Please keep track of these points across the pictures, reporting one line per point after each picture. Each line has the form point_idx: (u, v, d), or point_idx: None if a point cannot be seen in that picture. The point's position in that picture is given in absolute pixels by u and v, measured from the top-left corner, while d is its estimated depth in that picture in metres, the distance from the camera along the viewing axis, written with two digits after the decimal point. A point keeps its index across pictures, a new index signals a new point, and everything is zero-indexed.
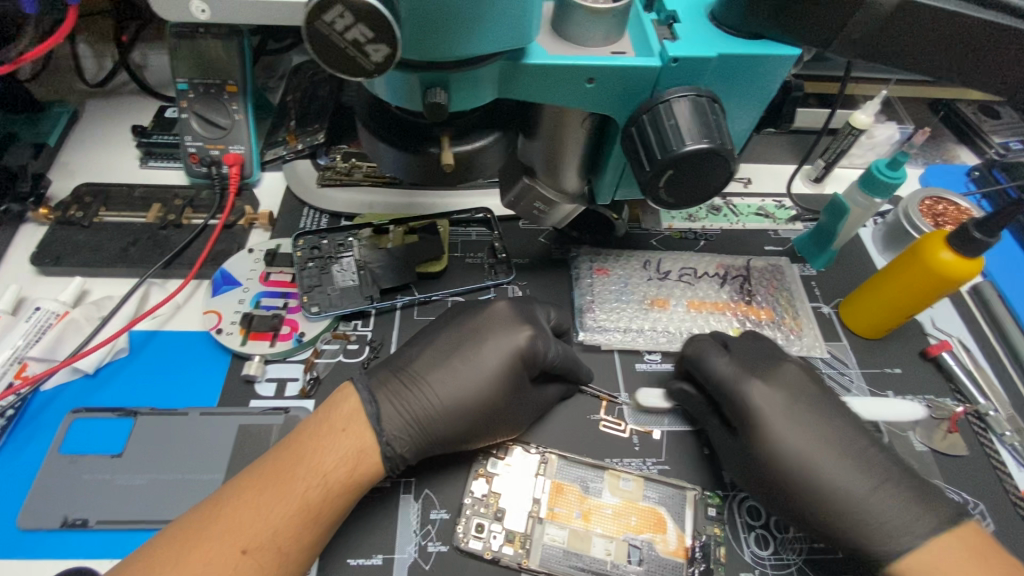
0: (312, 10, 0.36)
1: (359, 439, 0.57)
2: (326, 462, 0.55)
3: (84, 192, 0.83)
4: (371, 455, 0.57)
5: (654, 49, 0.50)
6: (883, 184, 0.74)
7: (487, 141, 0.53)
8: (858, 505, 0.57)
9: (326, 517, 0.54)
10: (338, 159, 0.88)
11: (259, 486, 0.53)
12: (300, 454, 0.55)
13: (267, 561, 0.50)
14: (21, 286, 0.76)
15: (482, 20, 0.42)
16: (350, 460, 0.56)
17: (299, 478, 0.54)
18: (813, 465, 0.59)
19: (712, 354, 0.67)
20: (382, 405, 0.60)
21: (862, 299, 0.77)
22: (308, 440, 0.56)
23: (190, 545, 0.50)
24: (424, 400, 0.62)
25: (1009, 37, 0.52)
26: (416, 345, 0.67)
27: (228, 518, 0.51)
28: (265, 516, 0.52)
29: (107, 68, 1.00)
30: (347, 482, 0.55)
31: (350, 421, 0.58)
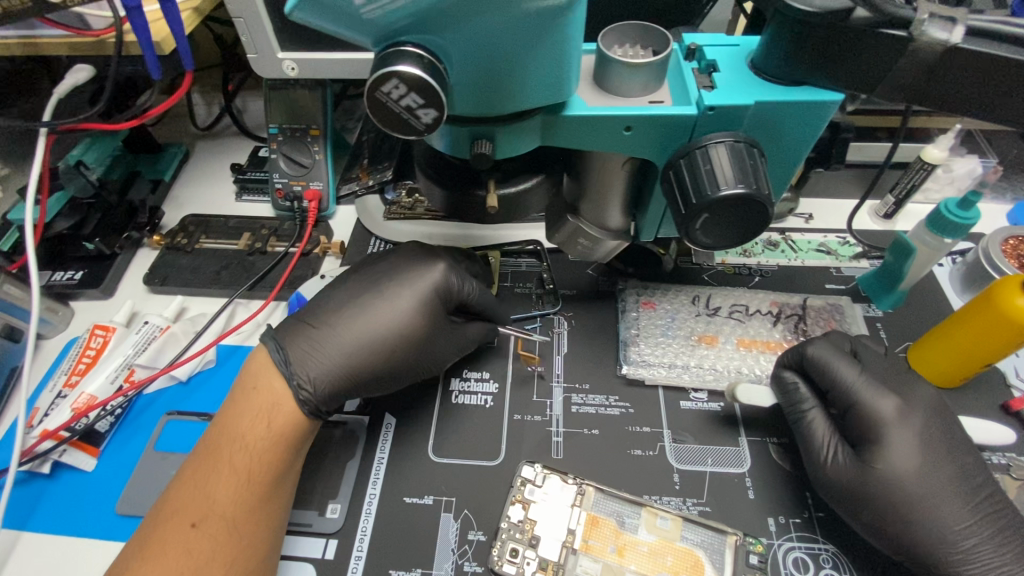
0: (371, 84, 0.41)
1: (266, 395, 0.65)
2: (242, 426, 0.63)
3: (189, 222, 0.96)
4: (283, 407, 0.65)
5: (691, 98, 0.52)
6: (953, 225, 0.71)
7: (531, 184, 0.58)
8: (957, 544, 0.58)
9: (264, 475, 0.62)
10: (403, 194, 0.96)
11: (198, 463, 0.62)
12: (229, 428, 0.64)
13: (216, 528, 0.59)
14: (135, 302, 0.88)
15: (523, 81, 0.46)
16: (265, 417, 0.64)
17: (225, 449, 0.63)
18: (934, 497, 0.60)
19: (838, 363, 0.66)
20: (291, 353, 0.67)
21: (931, 345, 0.72)
22: (227, 413, 0.65)
23: (155, 531, 0.59)
24: (330, 339, 0.68)
25: None
26: (321, 306, 0.72)
27: (180, 498, 0.60)
28: (209, 488, 0.61)
29: (214, 113, 1.15)
30: (269, 436, 0.63)
31: (259, 381, 0.67)
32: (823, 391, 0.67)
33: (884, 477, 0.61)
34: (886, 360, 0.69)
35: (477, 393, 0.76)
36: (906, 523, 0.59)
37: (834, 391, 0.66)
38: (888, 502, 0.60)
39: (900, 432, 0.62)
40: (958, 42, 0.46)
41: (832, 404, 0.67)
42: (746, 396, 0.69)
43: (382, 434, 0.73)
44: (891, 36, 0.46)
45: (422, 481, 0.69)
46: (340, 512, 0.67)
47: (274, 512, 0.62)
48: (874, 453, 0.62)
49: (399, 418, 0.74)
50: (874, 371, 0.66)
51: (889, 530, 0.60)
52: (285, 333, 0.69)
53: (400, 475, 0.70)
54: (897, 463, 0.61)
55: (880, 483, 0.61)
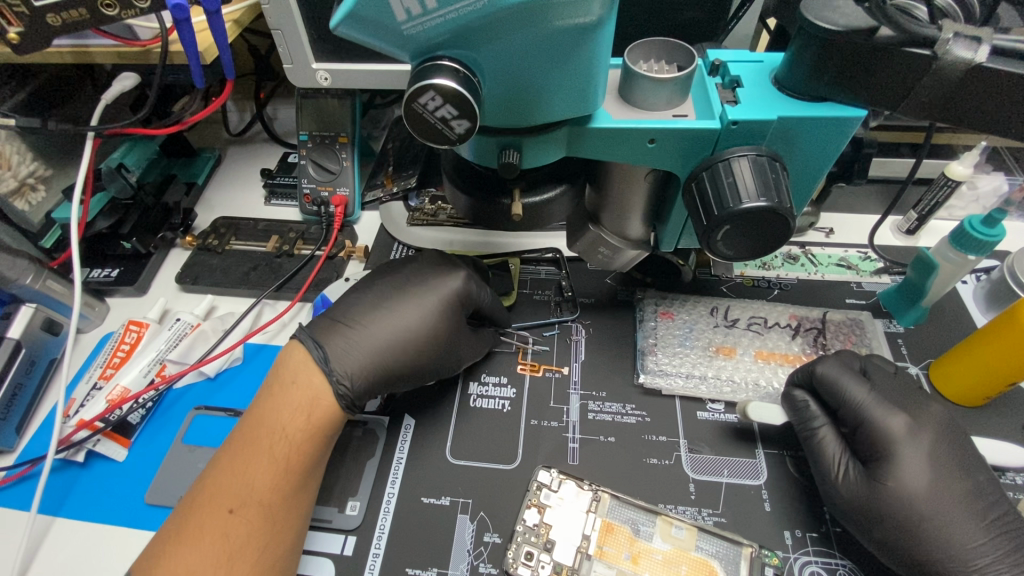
0: (409, 96, 0.44)
1: (306, 389, 0.66)
2: (282, 417, 0.65)
3: (221, 224, 0.99)
4: (322, 401, 0.66)
5: (714, 112, 0.53)
6: (978, 242, 0.70)
7: (554, 193, 0.59)
8: (971, 562, 0.58)
9: (299, 465, 0.64)
10: (426, 201, 0.98)
11: (237, 451, 0.64)
12: (268, 420, 0.65)
13: (250, 515, 0.61)
14: (168, 300, 0.92)
15: (551, 94, 0.47)
16: (305, 410, 0.65)
17: (263, 438, 0.64)
18: (949, 514, 0.60)
19: (848, 382, 0.66)
20: (330, 350, 0.69)
21: (954, 361, 0.71)
22: (265, 405, 0.67)
23: (192, 516, 0.61)
24: (362, 338, 0.71)
25: None
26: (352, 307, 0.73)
27: (218, 485, 0.62)
28: (246, 477, 0.62)
29: (246, 120, 1.19)
30: (307, 429, 0.65)
31: (298, 375, 0.68)
32: (833, 409, 0.67)
33: (897, 493, 0.60)
34: (896, 378, 0.68)
35: (495, 398, 0.77)
36: (920, 541, 0.59)
37: (844, 410, 0.66)
38: (901, 518, 0.60)
39: (913, 447, 0.62)
40: (982, 62, 0.46)
41: (842, 421, 0.67)
42: (758, 414, 0.69)
43: (401, 435, 0.75)
44: (913, 54, 0.47)
45: (439, 482, 0.70)
46: (359, 509, 0.68)
47: (304, 499, 0.65)
48: (889, 468, 0.62)
49: (418, 419, 0.76)
50: (882, 389, 0.66)
51: (900, 548, 0.59)
52: (322, 331, 0.71)
53: (418, 476, 0.71)
54: (912, 479, 0.61)
55: (895, 499, 0.60)
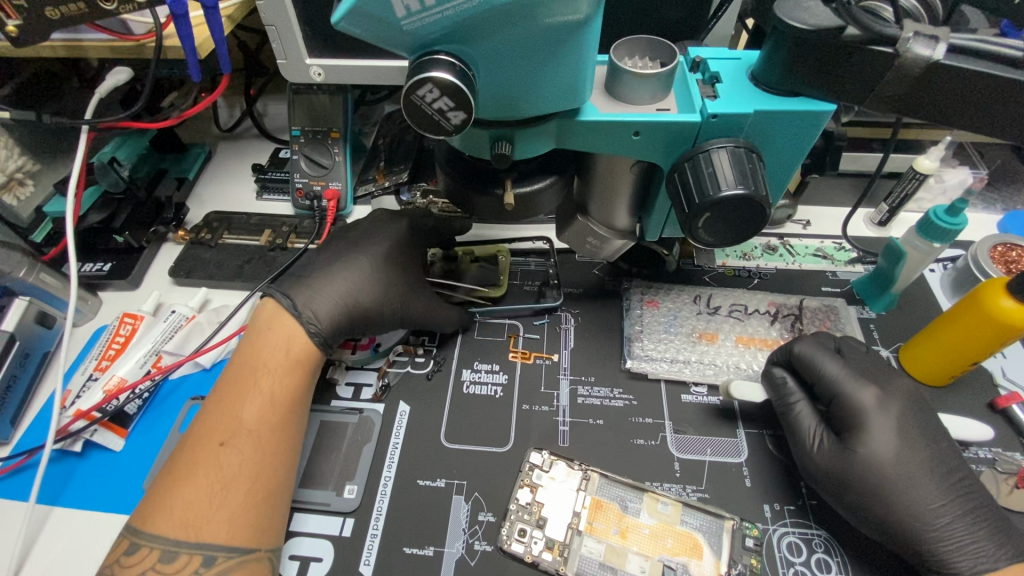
0: (408, 88, 0.46)
1: (281, 330, 0.70)
2: (262, 356, 0.68)
3: (213, 219, 1.00)
4: (298, 338, 0.70)
5: (695, 106, 0.56)
6: (942, 230, 0.75)
7: (545, 184, 0.62)
8: (933, 524, 0.62)
9: (282, 398, 0.67)
10: (418, 195, 1.00)
11: (224, 391, 0.68)
12: (250, 361, 0.69)
13: (242, 445, 0.63)
14: (161, 293, 0.92)
15: (543, 88, 0.50)
16: (282, 347, 0.69)
17: (247, 378, 0.68)
18: (914, 480, 0.64)
19: (824, 359, 0.70)
20: (297, 299, 0.71)
21: (922, 344, 0.75)
22: (247, 347, 0.70)
23: (186, 454, 0.63)
24: (319, 289, 0.73)
25: None
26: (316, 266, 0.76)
27: (208, 423, 0.65)
28: (235, 413, 0.65)
29: (236, 116, 1.20)
30: (287, 364, 0.69)
31: (273, 319, 0.71)
32: (810, 384, 0.71)
33: (864, 461, 0.65)
34: (869, 355, 0.73)
35: (487, 384, 0.80)
36: (887, 504, 0.63)
37: (821, 384, 0.70)
38: (871, 485, 0.64)
39: (880, 421, 0.66)
40: (940, 59, 0.50)
41: (816, 394, 0.71)
42: (740, 393, 0.72)
43: (397, 421, 0.77)
44: (877, 52, 0.50)
45: (434, 465, 0.73)
46: (357, 492, 0.70)
47: (291, 434, 0.68)
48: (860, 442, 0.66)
49: (413, 406, 0.78)
50: (854, 365, 0.71)
51: (870, 513, 0.63)
52: (290, 286, 0.73)
53: (413, 458, 0.73)
54: (876, 448, 0.65)
55: (863, 467, 0.64)
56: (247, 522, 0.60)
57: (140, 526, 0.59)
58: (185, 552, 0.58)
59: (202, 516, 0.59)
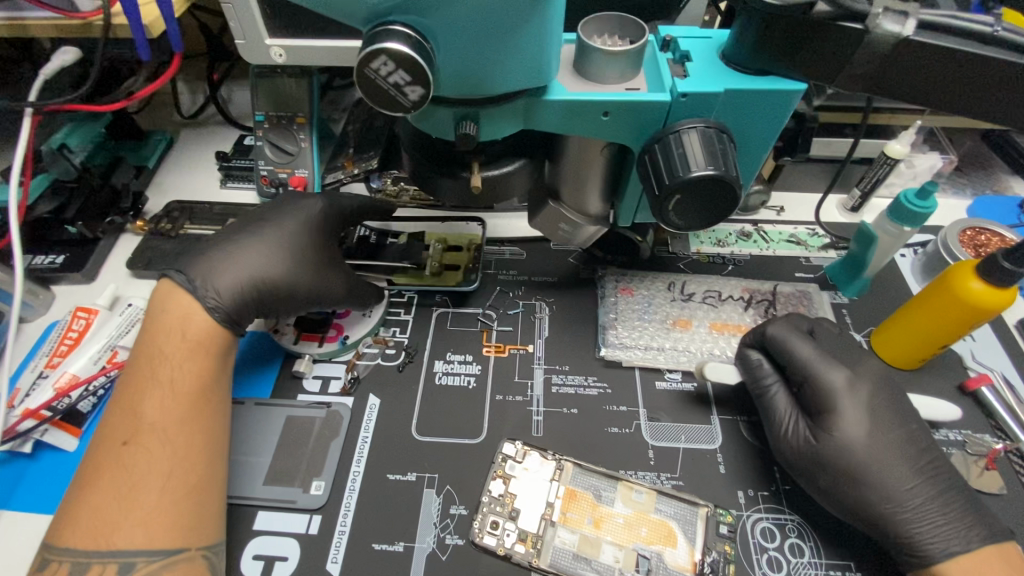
0: (361, 61, 0.44)
1: (176, 314, 0.66)
2: (159, 345, 0.65)
3: (174, 208, 0.96)
4: (194, 319, 0.66)
5: (665, 85, 0.55)
6: (912, 214, 0.75)
7: (513, 167, 0.60)
8: (904, 504, 0.62)
9: (188, 386, 0.64)
10: (388, 182, 1.00)
11: (127, 386, 0.64)
12: (148, 352, 0.65)
13: (147, 441, 0.60)
14: (118, 286, 0.88)
15: (507, 64, 0.48)
16: (179, 331, 0.66)
17: (148, 370, 0.64)
18: (881, 461, 0.64)
19: (797, 342, 0.70)
20: (193, 274, 0.68)
21: (892, 328, 0.76)
22: (145, 337, 0.67)
23: (93, 459, 0.60)
24: (216, 264, 0.69)
25: (1006, 70, 0.50)
26: (215, 239, 0.72)
27: (111, 422, 0.62)
28: (138, 408, 0.62)
29: (199, 102, 1.15)
30: (187, 348, 0.65)
31: (167, 303, 0.67)
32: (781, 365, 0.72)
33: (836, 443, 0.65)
34: (840, 337, 0.74)
35: (460, 375, 0.78)
36: (859, 486, 0.63)
37: (791, 368, 0.70)
38: (840, 467, 0.64)
39: (851, 403, 0.66)
40: (909, 34, 0.49)
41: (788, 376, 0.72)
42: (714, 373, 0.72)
43: (367, 414, 0.74)
44: (847, 28, 0.50)
45: (404, 459, 0.71)
46: (325, 488, 0.68)
47: (206, 421, 0.64)
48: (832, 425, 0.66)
49: (383, 399, 0.76)
50: (825, 347, 0.71)
51: (842, 495, 0.63)
52: (187, 263, 0.69)
53: (384, 452, 0.71)
54: (847, 430, 0.65)
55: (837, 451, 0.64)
56: (167, 522, 0.57)
57: (52, 540, 0.56)
58: (101, 560, 0.55)
59: (114, 521, 0.56)
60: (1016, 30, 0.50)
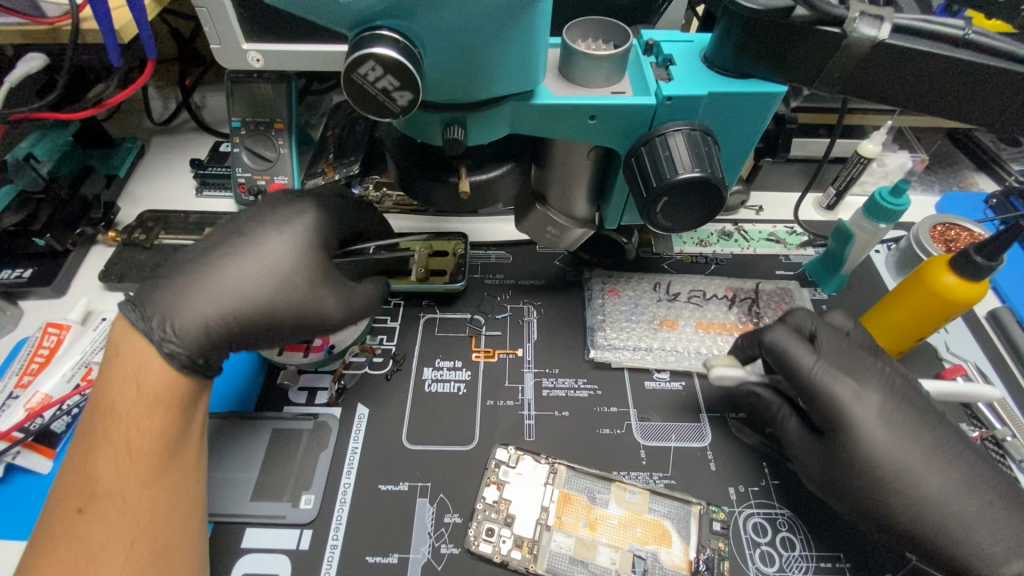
0: (348, 66, 0.43)
1: (124, 364, 0.59)
2: (110, 400, 0.59)
3: (147, 218, 0.93)
4: (145, 372, 0.59)
5: (650, 89, 0.55)
6: (886, 211, 0.77)
7: (501, 171, 0.59)
8: (948, 521, 0.58)
9: (146, 445, 0.59)
10: (371, 188, 0.98)
11: (82, 441, 0.59)
12: (102, 405, 0.59)
13: (102, 509, 0.56)
14: (90, 299, 0.85)
15: (495, 69, 0.48)
16: (129, 385, 0.59)
17: (101, 424, 0.59)
18: (913, 475, 0.60)
19: (795, 349, 0.65)
20: (148, 309, 0.59)
21: (878, 318, 0.77)
22: (98, 387, 0.60)
23: (49, 523, 0.57)
24: (173, 295, 0.60)
25: (978, 72, 0.51)
26: (184, 258, 0.63)
27: (64, 483, 0.58)
28: (91, 470, 0.57)
29: (171, 108, 1.12)
30: (139, 404, 0.59)
31: (115, 347, 0.60)
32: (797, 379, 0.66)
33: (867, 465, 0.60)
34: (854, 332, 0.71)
35: (450, 381, 0.77)
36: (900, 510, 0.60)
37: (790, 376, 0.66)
38: (860, 483, 0.61)
39: (867, 413, 0.61)
40: (885, 38, 0.51)
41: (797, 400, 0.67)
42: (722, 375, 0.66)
43: (356, 425, 0.73)
44: (826, 32, 0.51)
45: (396, 468, 0.70)
46: (315, 502, 0.67)
47: (170, 481, 0.60)
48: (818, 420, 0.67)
49: (372, 408, 0.75)
50: (832, 355, 0.65)
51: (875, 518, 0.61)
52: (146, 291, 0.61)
53: (374, 462, 0.70)
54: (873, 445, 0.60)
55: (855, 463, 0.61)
56: None
57: None
58: None
59: None
60: (987, 35, 0.51)
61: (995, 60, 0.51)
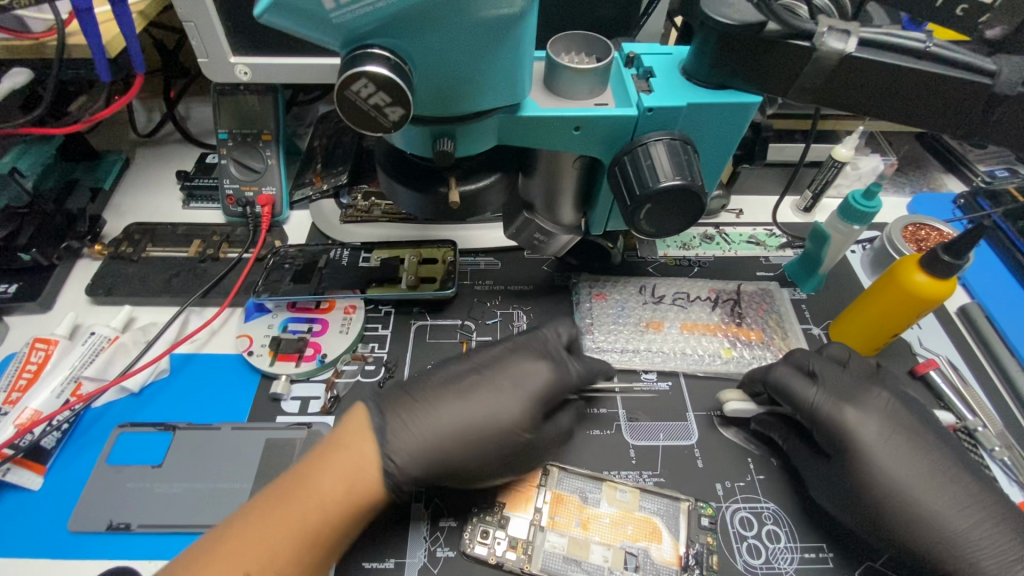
0: (341, 83, 0.44)
1: (360, 456, 0.59)
2: (323, 483, 0.56)
3: (134, 230, 0.93)
4: (370, 470, 0.58)
5: (632, 100, 0.57)
6: (860, 213, 0.80)
7: (488, 181, 0.61)
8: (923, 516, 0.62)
9: (323, 538, 0.55)
10: (359, 198, 0.97)
11: (260, 523, 0.55)
12: (293, 487, 0.56)
13: None
14: (78, 313, 0.85)
15: (483, 83, 0.49)
16: (347, 479, 0.57)
17: (298, 504, 0.55)
18: (915, 495, 0.63)
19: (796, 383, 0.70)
20: (389, 420, 0.62)
21: (850, 320, 0.80)
22: (307, 470, 0.58)
23: None
24: (428, 419, 0.63)
25: (939, 82, 0.54)
26: (434, 387, 0.66)
27: (222, 561, 0.52)
28: (250, 555, 0.53)
29: (155, 119, 1.12)
30: (342, 500, 0.56)
31: (357, 438, 0.60)
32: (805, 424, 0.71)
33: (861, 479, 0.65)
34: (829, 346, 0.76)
35: None
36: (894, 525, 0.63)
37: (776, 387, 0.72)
38: (868, 496, 0.64)
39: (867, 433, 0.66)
40: (852, 51, 0.53)
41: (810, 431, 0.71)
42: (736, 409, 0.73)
43: None
44: (796, 46, 0.53)
45: None
46: None
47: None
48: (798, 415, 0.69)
49: None
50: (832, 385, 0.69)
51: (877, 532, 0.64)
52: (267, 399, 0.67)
53: None
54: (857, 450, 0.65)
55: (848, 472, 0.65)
56: None
57: None
58: None
59: None
60: (948, 46, 0.54)
61: (955, 71, 0.53)
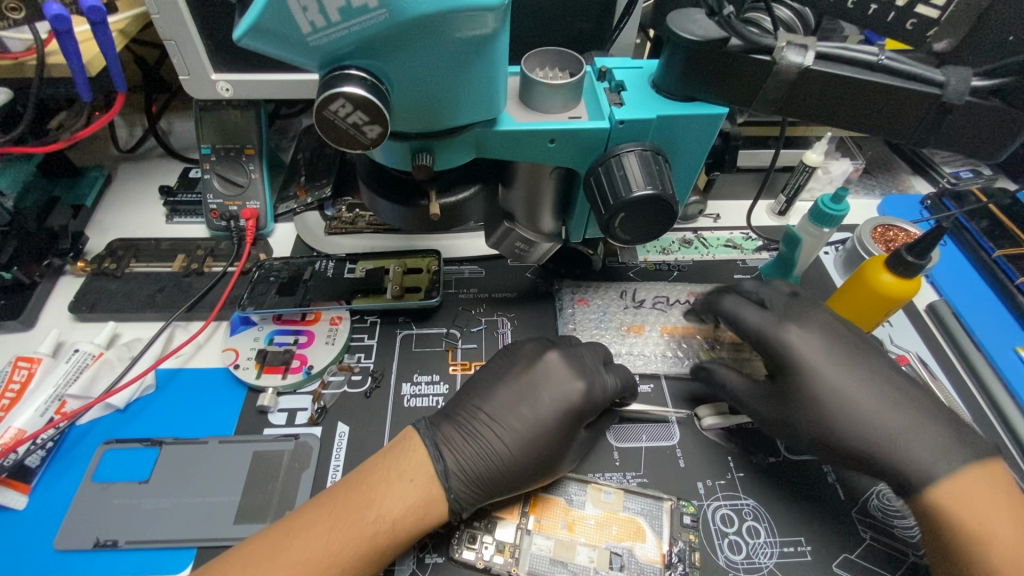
0: (320, 103, 0.46)
1: (424, 490, 0.62)
2: (394, 509, 0.60)
3: (117, 247, 0.93)
4: (437, 506, 0.62)
5: (604, 113, 0.60)
6: (829, 217, 0.83)
7: (467, 193, 0.63)
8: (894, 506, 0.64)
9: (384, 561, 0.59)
10: (343, 210, 0.98)
11: (328, 539, 0.57)
12: (361, 506, 0.60)
13: None
14: (62, 331, 0.84)
15: (458, 101, 0.51)
16: (417, 511, 0.61)
17: (367, 522, 0.59)
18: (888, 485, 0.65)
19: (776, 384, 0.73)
20: (448, 461, 0.66)
21: (847, 294, 0.79)
22: (370, 494, 0.61)
23: None
24: (481, 450, 0.67)
25: (890, 92, 0.57)
26: (479, 422, 0.70)
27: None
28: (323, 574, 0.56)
29: (137, 135, 1.12)
30: (409, 531, 0.60)
31: (418, 473, 0.63)
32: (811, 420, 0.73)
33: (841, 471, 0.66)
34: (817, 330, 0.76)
35: (428, 396, 0.79)
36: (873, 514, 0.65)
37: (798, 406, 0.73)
38: None
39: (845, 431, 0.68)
40: (809, 65, 0.56)
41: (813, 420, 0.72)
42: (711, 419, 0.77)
43: (337, 443, 0.75)
44: (759, 60, 0.56)
45: None
46: None
47: None
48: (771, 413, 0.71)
49: (352, 426, 0.76)
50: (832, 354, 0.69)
51: None
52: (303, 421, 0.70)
53: None
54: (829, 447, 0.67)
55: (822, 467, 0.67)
56: None
57: None
58: None
59: None
60: (898, 59, 0.57)
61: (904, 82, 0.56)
